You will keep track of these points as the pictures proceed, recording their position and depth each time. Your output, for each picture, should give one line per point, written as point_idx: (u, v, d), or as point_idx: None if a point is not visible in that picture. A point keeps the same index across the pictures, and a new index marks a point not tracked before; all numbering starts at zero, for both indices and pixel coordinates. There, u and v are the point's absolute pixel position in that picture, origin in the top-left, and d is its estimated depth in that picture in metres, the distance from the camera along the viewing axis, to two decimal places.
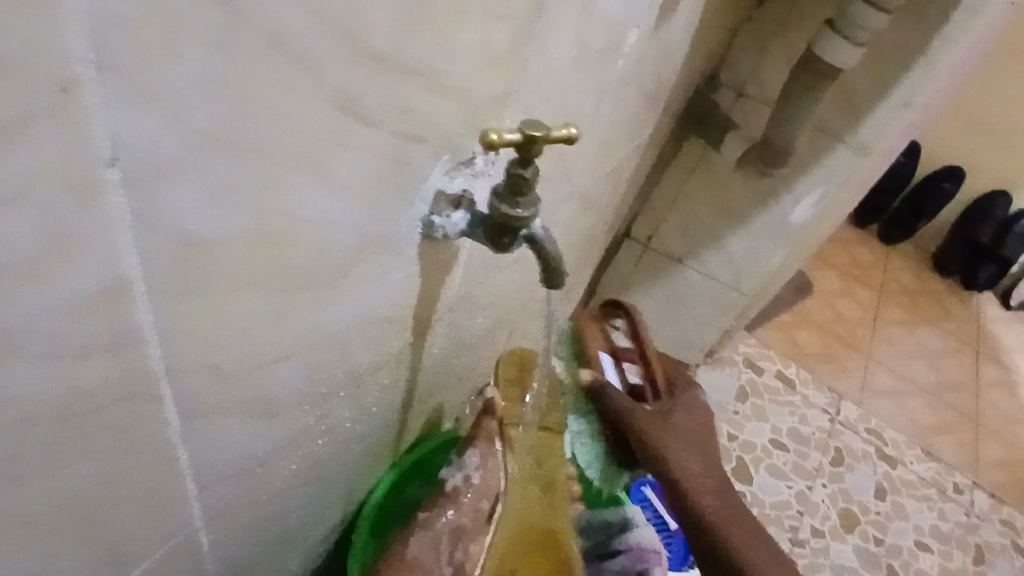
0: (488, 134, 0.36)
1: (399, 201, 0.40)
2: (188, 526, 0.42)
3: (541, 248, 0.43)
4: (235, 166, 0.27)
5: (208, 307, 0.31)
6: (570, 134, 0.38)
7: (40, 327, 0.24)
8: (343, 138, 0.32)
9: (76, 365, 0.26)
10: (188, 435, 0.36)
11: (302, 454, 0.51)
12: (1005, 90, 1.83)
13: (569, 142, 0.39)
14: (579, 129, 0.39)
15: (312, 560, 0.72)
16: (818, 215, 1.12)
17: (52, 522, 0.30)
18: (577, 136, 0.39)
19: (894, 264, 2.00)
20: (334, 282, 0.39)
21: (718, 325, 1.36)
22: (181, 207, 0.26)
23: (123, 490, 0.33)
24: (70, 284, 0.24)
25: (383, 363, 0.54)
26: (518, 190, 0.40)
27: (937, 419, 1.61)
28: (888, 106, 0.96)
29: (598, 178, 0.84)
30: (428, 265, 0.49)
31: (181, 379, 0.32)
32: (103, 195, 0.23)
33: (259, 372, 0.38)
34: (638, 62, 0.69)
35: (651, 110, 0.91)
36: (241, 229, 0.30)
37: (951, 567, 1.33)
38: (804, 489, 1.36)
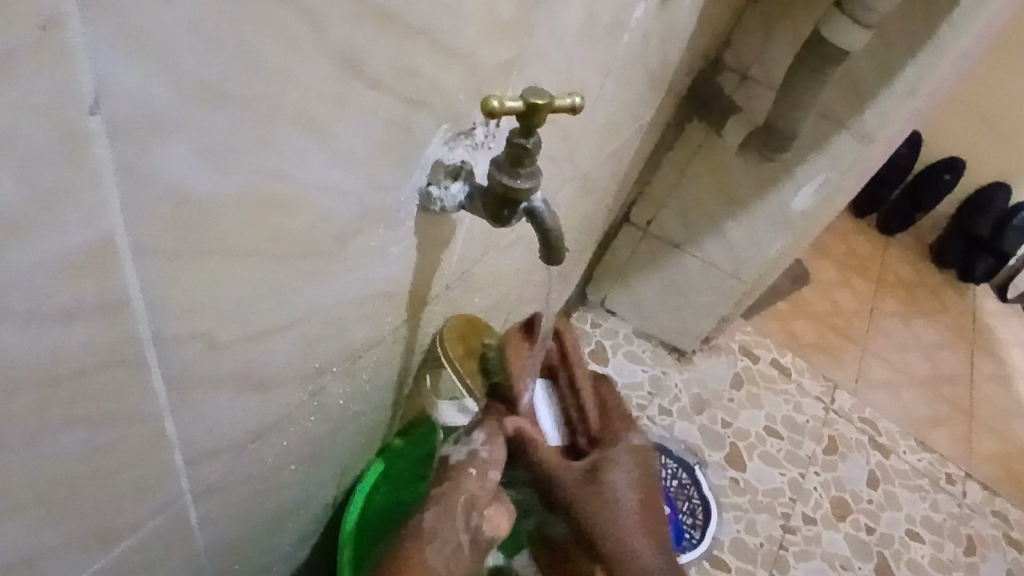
0: (489, 100, 0.35)
1: (398, 170, 0.39)
2: (177, 501, 0.41)
3: (541, 222, 0.42)
4: (230, 124, 0.26)
5: (201, 273, 0.30)
6: (575, 103, 0.37)
7: (25, 289, 0.23)
8: (344, 100, 0.31)
9: (61, 329, 0.25)
10: (178, 407, 0.35)
11: (295, 431, 0.50)
12: (1010, 81, 1.82)
13: (573, 112, 0.38)
14: (584, 99, 0.38)
15: (304, 540, 0.72)
16: (819, 202, 1.11)
17: (34, 491, 0.29)
18: (581, 106, 0.38)
19: (893, 255, 2.00)
20: (331, 252, 0.38)
21: (715, 313, 1.35)
22: (173, 165, 0.25)
23: (109, 461, 0.32)
24: (56, 242, 0.23)
25: (379, 340, 0.53)
26: (518, 160, 0.39)
27: (931, 410, 1.61)
28: (892, 93, 0.95)
29: (600, 159, 0.83)
30: (426, 240, 0.48)
31: (172, 347, 0.31)
32: (89, 147, 0.21)
33: (252, 344, 0.37)
34: (645, 40, 0.68)
35: (656, 92, 0.90)
36: (235, 192, 0.28)
37: (942, 558, 1.33)
38: (797, 477, 1.36)
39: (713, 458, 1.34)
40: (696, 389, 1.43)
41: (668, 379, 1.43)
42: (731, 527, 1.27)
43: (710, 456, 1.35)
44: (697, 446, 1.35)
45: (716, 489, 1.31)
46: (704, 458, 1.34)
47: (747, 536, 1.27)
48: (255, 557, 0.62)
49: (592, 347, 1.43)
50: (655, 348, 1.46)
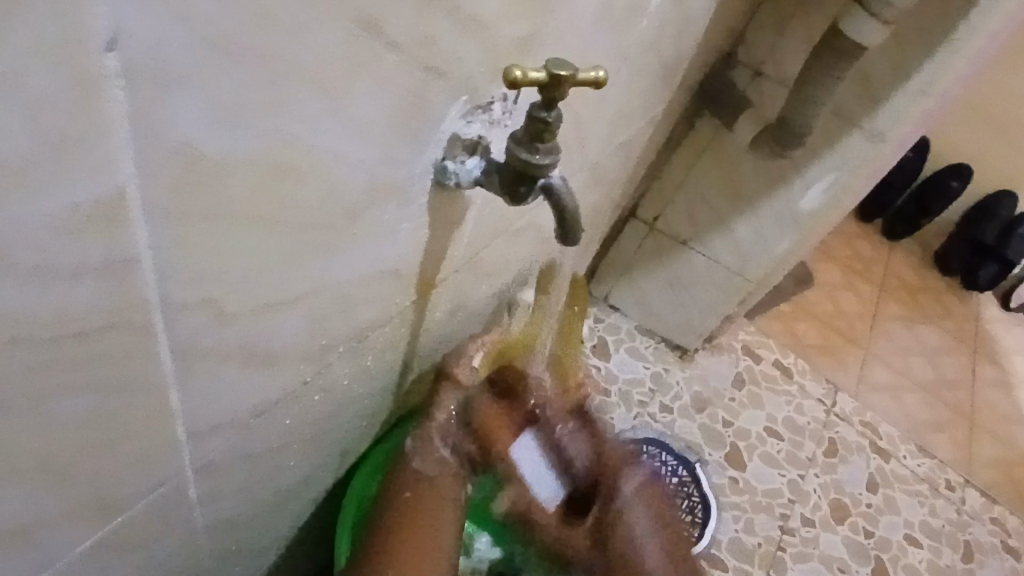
0: (512, 70, 0.34)
1: (415, 143, 0.38)
2: (179, 475, 0.40)
3: (559, 201, 0.41)
4: (247, 81, 0.25)
5: (212, 236, 0.29)
6: (598, 77, 0.36)
7: (31, 239, 0.22)
8: (363, 63, 0.30)
9: (67, 284, 0.24)
10: (183, 378, 0.34)
11: (299, 410, 0.50)
12: (1021, 87, 1.81)
13: (596, 87, 0.37)
14: (607, 73, 0.37)
15: (302, 524, 0.71)
16: (830, 201, 1.10)
17: (33, 457, 0.28)
18: (604, 81, 0.37)
19: (897, 260, 1.99)
20: (343, 225, 0.37)
21: (720, 311, 1.34)
22: (189, 118, 0.24)
23: (113, 430, 0.32)
24: (66, 194, 0.22)
25: (386, 320, 0.52)
26: (538, 136, 0.38)
27: (932, 415, 1.61)
28: (906, 92, 0.94)
29: (611, 147, 0.82)
30: (438, 219, 0.47)
31: (180, 313, 0.30)
32: (103, 90, 0.21)
33: (259, 316, 0.36)
34: (662, 25, 0.67)
35: (669, 82, 0.88)
36: (250, 152, 0.27)
37: (940, 563, 1.33)
38: (797, 478, 1.36)
39: (714, 457, 1.34)
40: (697, 387, 1.42)
41: (670, 376, 1.42)
42: (729, 526, 1.26)
43: (711, 455, 1.34)
44: (697, 445, 1.34)
45: (716, 488, 1.30)
46: (704, 457, 1.33)
47: (744, 536, 1.26)
48: (253, 538, 0.61)
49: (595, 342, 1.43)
50: (657, 346, 1.46)
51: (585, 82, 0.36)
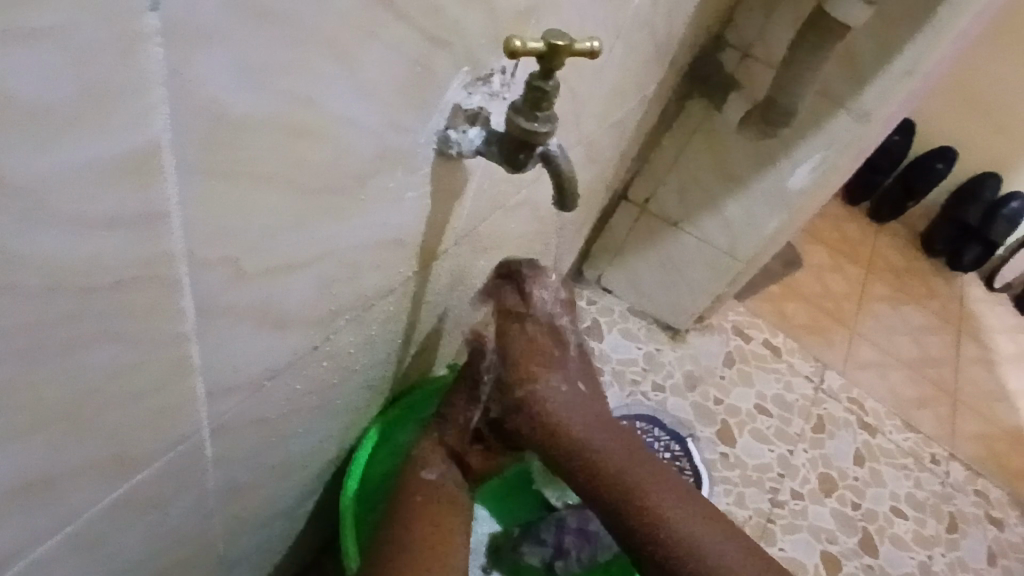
0: (512, 40, 0.35)
1: (420, 111, 0.40)
2: (196, 435, 0.42)
3: (556, 167, 0.43)
4: (267, 41, 0.27)
5: (234, 193, 0.31)
6: (595, 48, 0.38)
7: (71, 188, 0.23)
8: (372, 30, 0.32)
9: (104, 232, 0.26)
10: (204, 334, 0.36)
11: (306, 376, 0.51)
12: (1005, 68, 1.83)
13: (592, 58, 0.38)
14: (602, 45, 0.38)
15: (307, 495, 0.73)
16: (817, 179, 1.13)
17: (67, 403, 0.30)
18: (600, 52, 0.38)
19: (884, 242, 2.03)
20: (350, 189, 0.39)
21: (711, 290, 1.37)
22: (215, 75, 0.26)
23: (139, 381, 0.34)
24: (106, 143, 0.24)
25: (389, 291, 0.54)
26: (538, 104, 0.40)
27: (918, 393, 1.65)
28: (892, 72, 0.96)
29: (605, 126, 0.84)
30: (439, 188, 0.49)
31: (202, 268, 0.32)
32: (144, 44, 0.22)
33: (274, 275, 0.38)
34: (653, 4, 0.69)
35: (660, 62, 0.90)
36: (269, 110, 0.29)
37: (925, 534, 1.36)
38: (786, 453, 1.39)
39: (705, 434, 1.37)
40: (689, 366, 1.45)
41: (662, 356, 1.45)
42: (720, 500, 1.29)
43: (702, 431, 1.37)
44: (688, 421, 1.37)
45: (707, 463, 1.33)
46: (696, 433, 1.36)
47: (735, 509, 1.29)
48: (262, 506, 0.63)
49: (588, 324, 1.45)
50: (649, 326, 1.48)
51: (582, 53, 0.38)
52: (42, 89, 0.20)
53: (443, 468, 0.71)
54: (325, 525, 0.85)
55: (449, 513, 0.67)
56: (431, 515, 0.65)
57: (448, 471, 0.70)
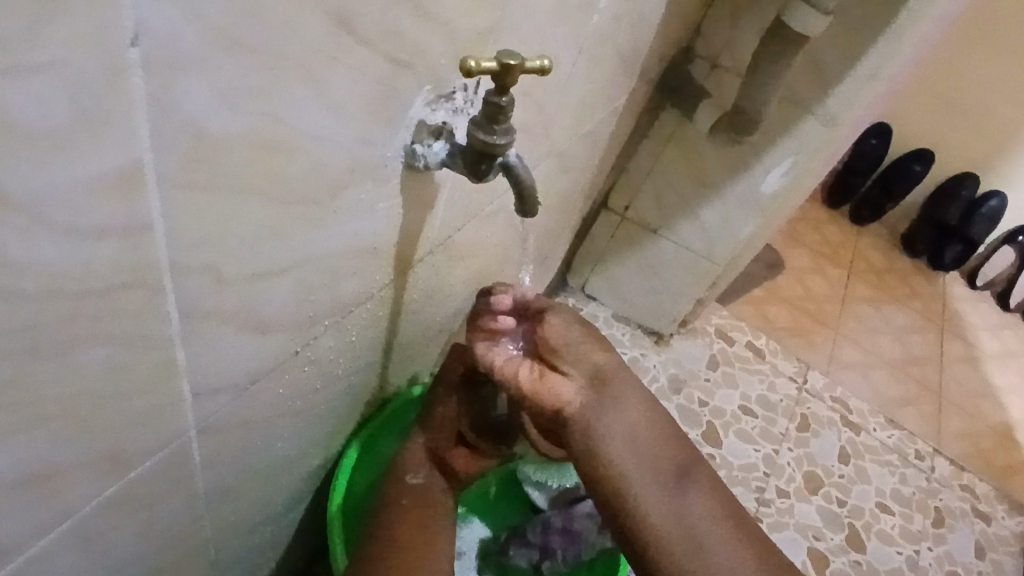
0: (466, 61, 0.39)
1: (387, 127, 0.43)
2: (183, 437, 0.45)
3: (516, 176, 0.46)
4: (239, 67, 0.30)
5: (213, 204, 0.34)
6: (543, 65, 0.41)
7: (64, 201, 0.26)
8: (338, 56, 0.35)
9: (95, 241, 0.29)
10: (189, 337, 0.38)
11: (290, 381, 0.54)
12: (972, 71, 1.88)
13: (542, 74, 0.42)
14: (552, 62, 0.42)
15: (296, 501, 0.76)
16: (789, 184, 1.16)
17: (61, 401, 0.33)
18: (549, 68, 0.42)
19: (864, 244, 2.07)
20: (323, 199, 0.42)
21: (692, 294, 1.40)
22: (192, 99, 0.29)
23: (129, 381, 0.36)
24: (94, 161, 0.26)
25: (367, 297, 0.57)
26: (494, 118, 0.43)
27: (900, 390, 1.68)
28: (855, 78, 1.00)
29: (576, 138, 0.87)
30: (411, 199, 0.52)
31: (186, 274, 0.35)
32: (127, 73, 0.25)
33: (254, 281, 0.41)
34: (616, 20, 0.72)
35: (629, 75, 0.94)
36: (245, 129, 0.32)
37: (911, 528, 1.39)
38: (771, 453, 1.42)
39: (691, 436, 1.39)
40: (674, 369, 1.48)
41: (647, 361, 1.48)
42: None
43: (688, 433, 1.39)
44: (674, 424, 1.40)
45: None
46: None
47: None
48: (251, 510, 0.65)
49: None
50: (633, 331, 1.51)
51: (533, 71, 0.41)
52: (39, 111, 0.23)
53: (427, 472, 0.74)
54: (315, 532, 0.87)
55: (431, 512, 0.71)
56: (415, 517, 0.70)
57: (432, 473, 0.75)
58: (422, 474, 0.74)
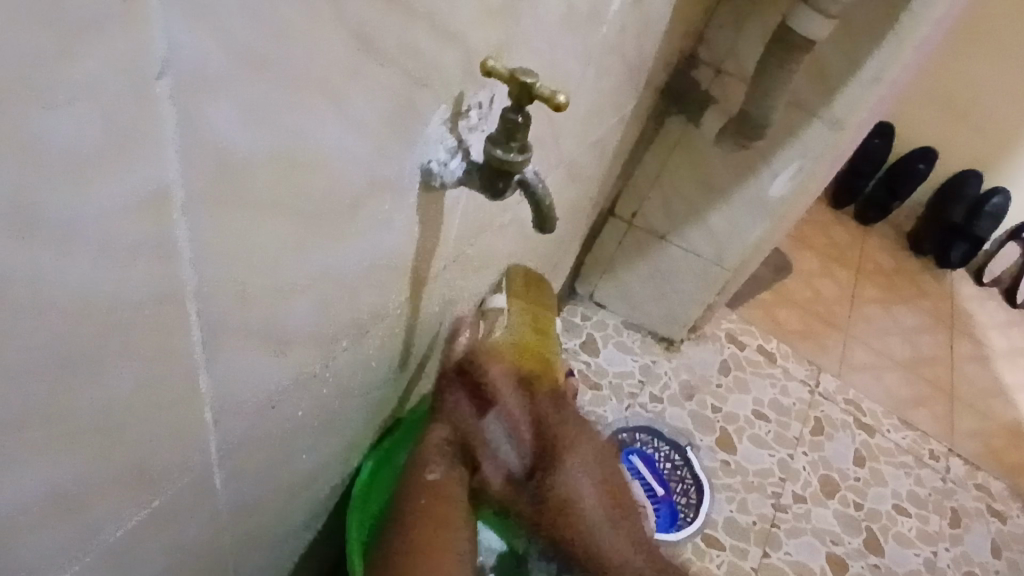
0: (486, 62, 0.43)
1: (405, 143, 0.43)
2: (205, 460, 0.44)
3: (533, 192, 0.46)
4: (263, 88, 0.30)
5: (237, 225, 0.33)
6: (555, 99, 0.39)
7: (96, 226, 0.26)
8: (358, 74, 0.35)
9: (125, 265, 0.29)
10: (211, 360, 0.38)
11: (309, 400, 0.54)
12: (973, 69, 1.88)
13: (556, 109, 0.39)
14: (567, 99, 0.39)
15: (313, 518, 0.75)
16: (796, 187, 1.16)
17: (90, 430, 0.32)
18: (564, 105, 0.39)
19: (871, 244, 2.06)
20: (343, 216, 0.42)
21: (702, 300, 1.39)
22: (217, 122, 0.29)
23: (154, 407, 0.36)
24: (122, 185, 0.26)
25: (383, 314, 0.56)
26: (511, 135, 0.42)
27: (914, 391, 1.67)
28: (861, 81, 1.00)
29: (584, 147, 0.87)
30: (427, 214, 0.52)
31: (209, 295, 0.35)
32: (157, 97, 0.25)
33: (274, 300, 0.40)
34: (623, 30, 0.72)
35: (635, 83, 0.94)
36: (268, 150, 0.32)
37: (928, 530, 1.38)
38: (785, 457, 1.41)
39: (705, 442, 1.38)
40: (685, 376, 1.47)
41: (658, 367, 1.47)
42: (723, 507, 1.31)
43: (702, 440, 1.38)
44: (688, 430, 1.39)
45: (708, 471, 1.34)
46: (696, 442, 1.38)
47: (739, 515, 1.30)
48: (270, 529, 0.65)
49: (583, 339, 1.47)
50: (643, 338, 1.51)
51: (546, 102, 0.39)
52: (75, 138, 0.23)
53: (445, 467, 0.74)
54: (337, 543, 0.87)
55: (448, 505, 0.69)
56: (433, 513, 0.68)
57: (450, 469, 0.73)
58: (440, 469, 0.73)
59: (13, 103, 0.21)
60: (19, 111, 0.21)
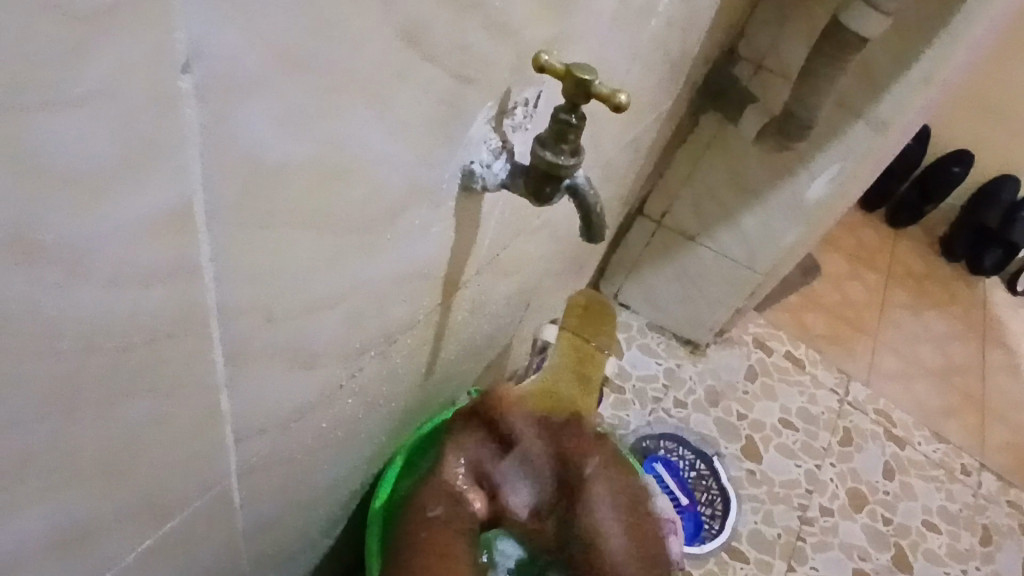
0: (539, 55, 0.38)
1: (448, 147, 0.40)
2: (224, 479, 0.42)
3: (583, 200, 0.42)
4: (303, 92, 0.27)
5: (267, 240, 0.31)
6: (616, 99, 0.35)
7: (110, 247, 0.23)
8: (405, 74, 0.32)
9: (140, 289, 0.26)
10: (234, 380, 0.35)
11: (332, 413, 0.51)
12: (1019, 71, 1.81)
13: (616, 111, 0.36)
14: (631, 100, 0.36)
15: (333, 526, 0.73)
16: (836, 191, 1.11)
17: (102, 461, 0.30)
18: (627, 107, 0.36)
19: (903, 248, 2.00)
20: (378, 227, 0.39)
21: (731, 304, 1.34)
22: (250, 130, 0.26)
23: (173, 430, 0.33)
24: (140, 204, 0.23)
25: (412, 323, 0.53)
26: (562, 136, 0.39)
27: (944, 401, 1.62)
28: (908, 81, 0.95)
29: (620, 146, 0.83)
30: (463, 219, 0.48)
31: (233, 316, 0.32)
32: (180, 103, 0.22)
33: (304, 316, 0.38)
34: (670, 22, 0.68)
35: (675, 79, 0.89)
36: (306, 159, 0.29)
37: (958, 548, 1.34)
38: (813, 468, 1.36)
39: (730, 450, 1.34)
40: (710, 381, 1.43)
41: (682, 372, 1.43)
42: (749, 518, 1.27)
43: (727, 448, 1.34)
44: (713, 438, 1.35)
45: (734, 481, 1.30)
46: (721, 450, 1.33)
47: (764, 527, 1.27)
48: (289, 541, 0.62)
49: None
50: (668, 341, 1.47)
51: (605, 102, 0.36)
52: (84, 152, 0.20)
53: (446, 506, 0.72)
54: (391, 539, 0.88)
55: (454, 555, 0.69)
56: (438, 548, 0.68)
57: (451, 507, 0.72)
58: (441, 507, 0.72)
59: (6, 113, 0.18)
60: (16, 125, 0.18)
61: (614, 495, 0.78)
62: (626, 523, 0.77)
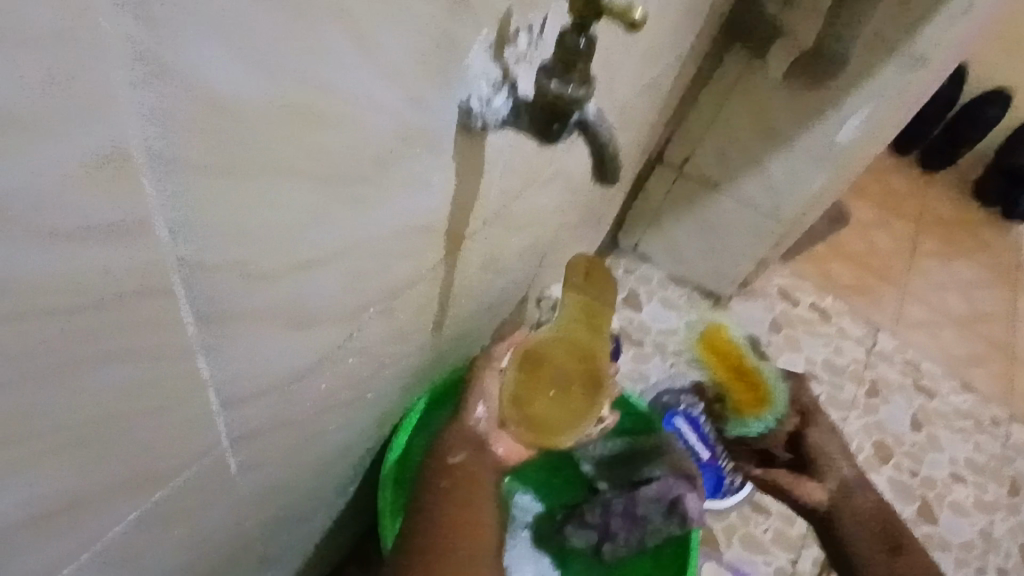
0: None
1: (442, 82, 0.35)
2: (215, 448, 0.39)
3: (595, 137, 0.38)
4: (264, 12, 0.22)
5: (232, 187, 0.27)
6: (631, 17, 0.31)
7: (38, 202, 0.19)
8: None
9: (81, 250, 0.22)
10: (213, 344, 0.32)
11: (332, 375, 0.48)
12: None
13: (631, 30, 0.32)
14: (648, 17, 0.31)
15: (345, 486, 0.72)
16: (868, 133, 1.04)
17: (67, 437, 0.27)
18: (643, 25, 0.31)
19: (934, 194, 1.91)
20: (370, 176, 0.35)
21: (755, 254, 1.29)
22: (203, 59, 0.21)
23: (147, 400, 0.30)
24: (69, 151, 0.19)
25: (416, 280, 0.50)
26: (569, 65, 0.35)
27: (974, 351, 1.56)
28: (952, 10, 0.87)
29: (638, 88, 0.77)
30: (466, 168, 0.44)
31: (202, 275, 0.28)
32: (107, 23, 0.18)
33: (288, 273, 0.34)
34: None
35: (697, 13, 0.83)
36: (272, 94, 0.25)
37: (986, 500, 1.31)
38: (838, 421, 1.33)
39: None
40: (732, 334, 1.39)
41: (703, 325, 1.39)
42: None
43: None
44: None
45: None
46: None
47: None
48: (297, 504, 0.61)
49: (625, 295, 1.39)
50: (689, 294, 1.42)
51: (618, 20, 0.31)
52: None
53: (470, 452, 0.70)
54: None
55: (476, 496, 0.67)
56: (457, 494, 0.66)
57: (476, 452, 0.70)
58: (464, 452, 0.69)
59: None
60: None
61: (816, 493, 0.89)
62: (852, 516, 0.86)
